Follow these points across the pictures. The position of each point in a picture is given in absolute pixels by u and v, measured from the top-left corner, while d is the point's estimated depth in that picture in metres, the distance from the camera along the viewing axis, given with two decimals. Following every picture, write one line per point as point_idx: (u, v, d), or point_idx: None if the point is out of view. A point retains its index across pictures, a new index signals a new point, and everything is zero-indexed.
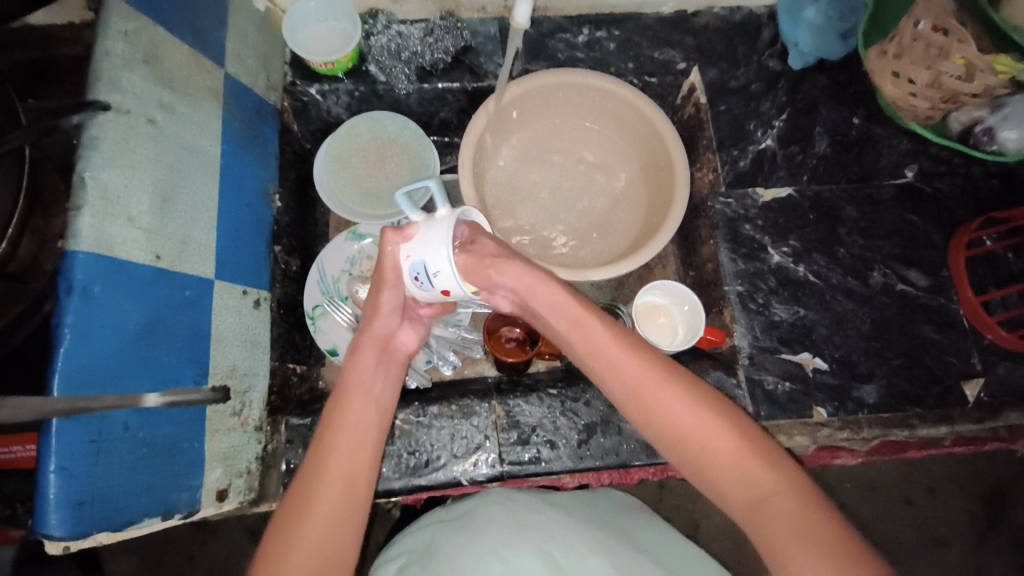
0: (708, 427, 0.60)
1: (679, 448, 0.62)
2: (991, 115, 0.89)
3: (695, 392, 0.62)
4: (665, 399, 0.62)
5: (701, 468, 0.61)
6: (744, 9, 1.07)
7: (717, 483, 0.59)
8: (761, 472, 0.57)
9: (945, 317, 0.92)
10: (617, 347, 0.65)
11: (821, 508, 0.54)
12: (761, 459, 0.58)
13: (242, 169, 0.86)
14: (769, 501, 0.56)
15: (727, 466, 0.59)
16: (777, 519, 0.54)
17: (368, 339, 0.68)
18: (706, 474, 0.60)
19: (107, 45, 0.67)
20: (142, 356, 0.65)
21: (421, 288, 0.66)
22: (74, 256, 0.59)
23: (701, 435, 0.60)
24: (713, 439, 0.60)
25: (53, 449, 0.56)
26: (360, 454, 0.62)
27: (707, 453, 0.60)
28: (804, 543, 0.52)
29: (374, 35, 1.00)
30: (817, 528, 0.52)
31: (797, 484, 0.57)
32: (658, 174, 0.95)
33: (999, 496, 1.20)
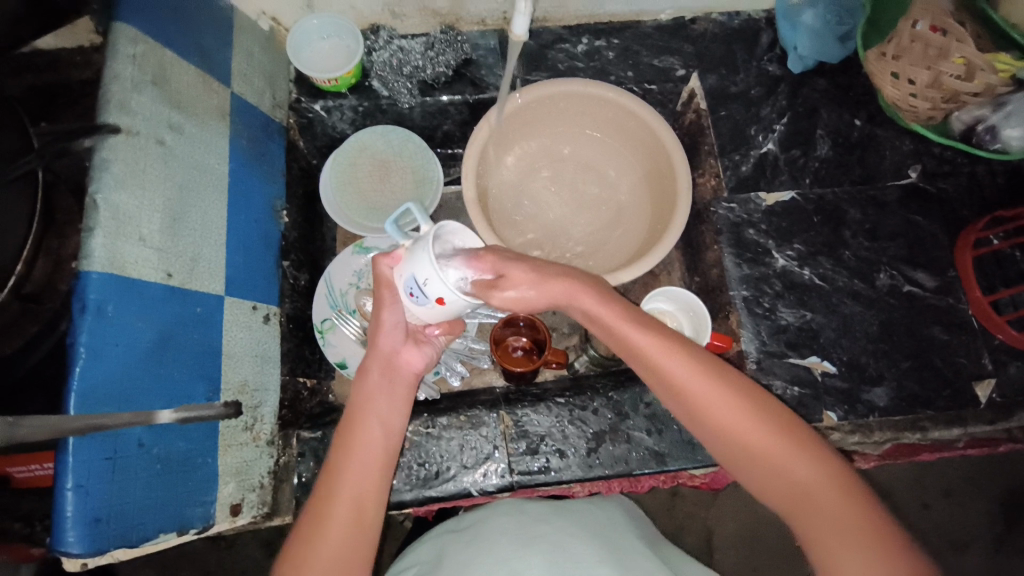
0: (747, 419, 0.61)
1: (715, 434, 0.63)
2: (993, 113, 0.87)
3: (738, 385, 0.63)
4: (707, 390, 0.62)
5: (742, 459, 0.62)
6: (742, 15, 1.07)
7: (752, 471, 0.61)
8: (802, 464, 0.58)
9: (954, 318, 0.91)
10: (661, 337, 0.65)
11: (858, 501, 0.56)
12: (799, 449, 0.59)
13: (250, 186, 0.88)
14: (805, 490, 0.57)
15: (764, 456, 0.60)
16: (813, 507, 0.56)
17: (373, 359, 0.68)
18: (740, 459, 0.61)
19: (116, 69, 0.68)
20: (155, 373, 0.66)
21: (418, 302, 0.64)
22: (88, 276, 0.60)
23: (742, 427, 0.61)
24: (751, 430, 0.61)
25: (69, 467, 0.57)
26: (366, 481, 0.63)
27: (744, 444, 0.61)
28: (839, 530, 0.54)
29: (376, 51, 1.01)
30: (851, 519, 0.54)
31: (834, 472, 0.58)
32: (661, 181, 0.96)
33: (1016, 497, 1.18)
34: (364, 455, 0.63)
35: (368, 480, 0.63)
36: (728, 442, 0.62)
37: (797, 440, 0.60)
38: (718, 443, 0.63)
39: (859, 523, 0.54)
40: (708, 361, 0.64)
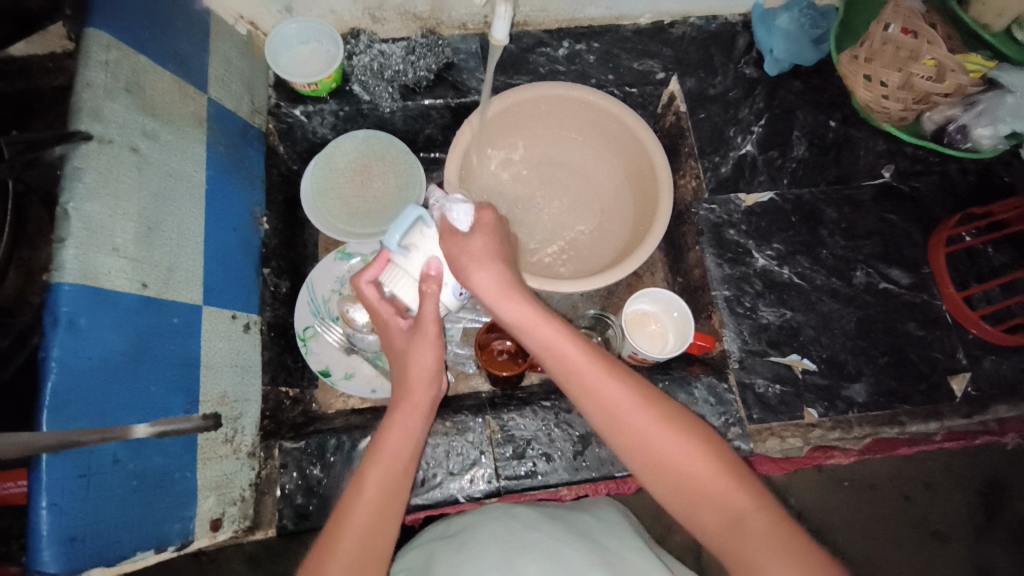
0: (681, 449, 0.59)
1: (650, 468, 0.60)
2: (964, 113, 0.93)
3: (669, 410, 0.61)
4: (639, 419, 0.61)
5: (672, 489, 0.59)
6: (719, 18, 1.09)
7: (688, 506, 0.58)
8: (735, 493, 0.56)
9: (930, 314, 0.94)
10: (597, 357, 0.64)
11: (790, 530, 0.54)
12: (733, 479, 0.57)
13: (228, 193, 0.86)
14: (742, 522, 0.55)
15: (701, 488, 0.57)
16: (749, 540, 0.53)
17: (413, 393, 0.68)
18: (675, 495, 0.59)
19: (88, 76, 0.67)
20: (131, 386, 0.65)
21: (449, 288, 0.71)
22: (59, 288, 0.59)
23: (674, 454, 0.59)
24: (685, 461, 0.59)
25: (42, 485, 0.55)
26: (394, 495, 0.62)
27: (677, 472, 0.59)
28: (778, 563, 0.51)
29: (356, 55, 1.00)
30: (788, 549, 0.52)
31: (769, 503, 0.56)
32: (642, 183, 0.97)
33: (994, 488, 1.21)
34: (392, 471, 0.63)
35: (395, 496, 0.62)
36: (663, 475, 0.59)
37: (731, 469, 0.58)
38: (653, 478, 0.60)
39: (798, 552, 0.52)
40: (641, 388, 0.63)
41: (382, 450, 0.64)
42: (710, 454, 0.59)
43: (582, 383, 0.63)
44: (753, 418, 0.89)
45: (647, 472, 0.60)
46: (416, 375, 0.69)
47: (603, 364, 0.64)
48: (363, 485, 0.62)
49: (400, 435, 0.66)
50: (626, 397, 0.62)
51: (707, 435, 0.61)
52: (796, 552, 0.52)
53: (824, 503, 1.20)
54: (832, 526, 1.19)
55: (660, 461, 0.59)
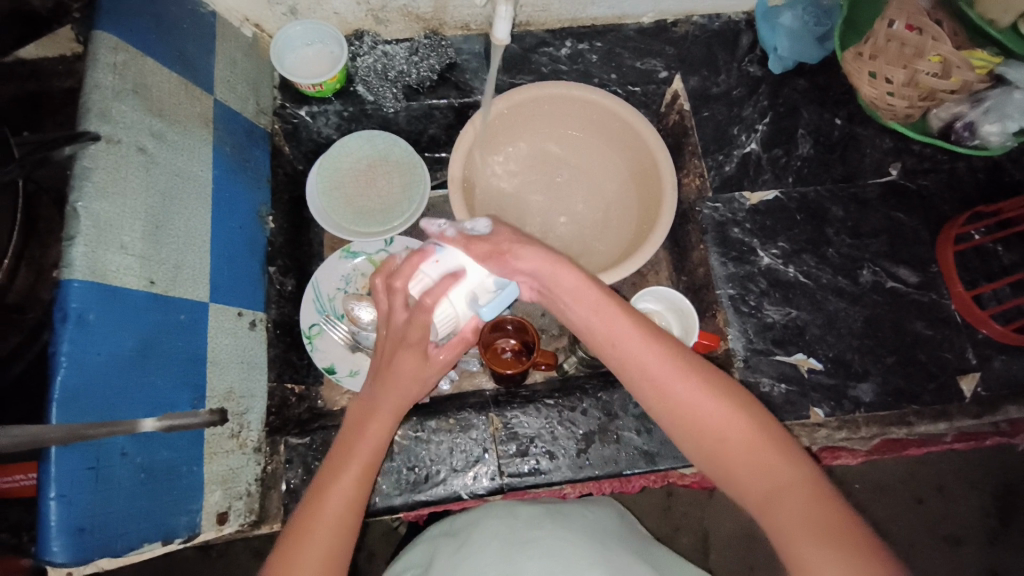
0: (727, 418, 0.59)
1: (691, 435, 0.61)
2: (971, 109, 0.92)
3: (714, 384, 0.61)
4: (683, 390, 0.61)
5: (714, 459, 0.60)
6: (723, 17, 1.08)
7: (729, 474, 0.58)
8: (781, 466, 0.57)
9: (938, 313, 0.93)
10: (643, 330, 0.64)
11: (834, 505, 0.54)
12: (776, 448, 0.58)
13: (234, 193, 0.88)
14: (784, 491, 0.55)
15: (743, 460, 0.58)
16: (791, 510, 0.54)
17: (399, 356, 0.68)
18: (717, 465, 0.59)
19: (97, 78, 0.68)
20: (138, 381, 0.66)
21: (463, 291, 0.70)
22: (69, 285, 0.60)
23: (719, 426, 0.59)
24: (725, 430, 0.59)
25: (52, 477, 0.56)
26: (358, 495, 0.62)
27: (719, 442, 0.59)
28: (815, 535, 0.51)
29: (360, 57, 1.01)
30: (830, 524, 0.52)
31: (811, 475, 0.56)
32: (646, 181, 0.97)
33: (1008, 490, 1.19)
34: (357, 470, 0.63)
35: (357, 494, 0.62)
36: (706, 445, 0.60)
37: (777, 443, 0.58)
38: (693, 446, 0.61)
39: (842, 521, 0.52)
40: (683, 358, 0.63)
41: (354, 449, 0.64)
42: (751, 421, 0.59)
43: (625, 354, 0.64)
44: None
45: (689, 440, 0.61)
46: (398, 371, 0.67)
47: (646, 334, 0.64)
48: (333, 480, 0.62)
49: (372, 437, 0.65)
50: (670, 368, 0.62)
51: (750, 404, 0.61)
52: (840, 536, 0.51)
53: None
54: None
55: (702, 431, 0.60)
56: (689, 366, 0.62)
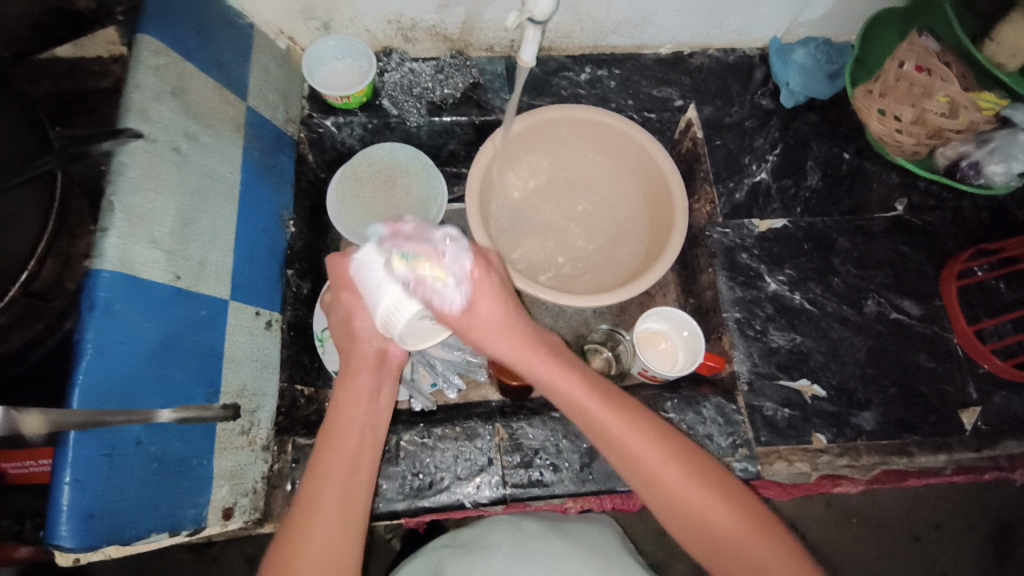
0: (706, 499, 0.62)
1: (673, 517, 0.63)
2: (977, 149, 0.95)
3: (692, 466, 0.64)
4: (665, 474, 0.63)
5: (698, 543, 0.62)
6: (737, 51, 1.12)
7: (686, 532, 0.63)
8: (763, 545, 0.60)
9: (940, 346, 0.94)
10: (623, 412, 0.65)
11: None
12: (758, 529, 0.61)
13: (259, 195, 0.90)
14: (766, 574, 0.58)
15: (704, 521, 0.61)
16: None
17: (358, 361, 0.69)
18: (680, 524, 0.62)
19: (139, 78, 0.71)
20: (157, 372, 0.67)
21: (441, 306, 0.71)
22: (99, 275, 0.62)
23: (702, 510, 0.62)
24: (679, 487, 0.62)
25: (68, 460, 0.57)
26: (349, 489, 0.64)
27: (704, 525, 0.61)
28: None
29: (388, 72, 1.06)
30: None
31: (791, 553, 0.60)
32: (658, 205, 0.99)
33: (1007, 532, 1.19)
34: (351, 447, 0.66)
35: (352, 488, 0.64)
36: (665, 506, 0.63)
37: (758, 525, 0.61)
38: (679, 528, 0.63)
39: None
40: (660, 437, 0.65)
41: (333, 440, 0.66)
42: (701, 479, 0.63)
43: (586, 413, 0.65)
44: (761, 440, 0.89)
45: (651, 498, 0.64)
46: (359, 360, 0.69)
47: (629, 418, 0.65)
48: (319, 477, 0.63)
49: (354, 411, 0.68)
50: (650, 452, 0.63)
51: (693, 455, 0.65)
52: None
53: (830, 539, 1.18)
54: (839, 562, 1.17)
55: (685, 513, 0.62)
56: (670, 449, 0.64)
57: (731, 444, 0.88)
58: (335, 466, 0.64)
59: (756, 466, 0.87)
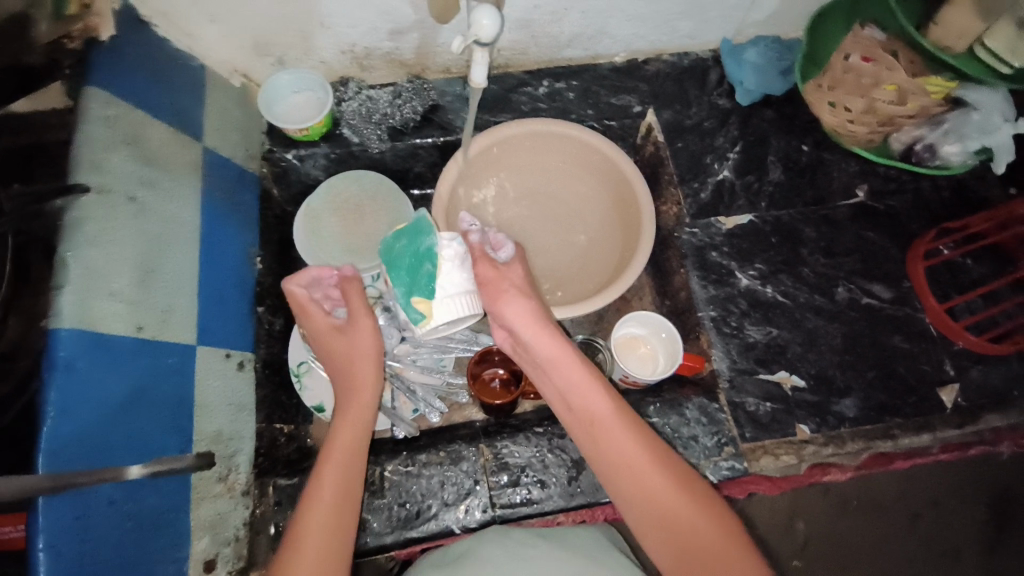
0: (680, 498, 0.64)
1: (643, 508, 0.65)
2: (930, 132, 0.97)
3: (672, 468, 0.67)
4: (641, 462, 0.66)
5: (665, 538, 0.63)
6: (691, 54, 1.14)
7: (649, 517, 0.64)
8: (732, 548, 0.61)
9: (914, 327, 0.95)
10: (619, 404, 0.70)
11: None
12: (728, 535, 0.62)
13: (223, 236, 0.89)
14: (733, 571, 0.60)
15: (684, 527, 0.63)
16: None
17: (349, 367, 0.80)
18: (645, 511, 0.65)
19: (87, 131, 0.71)
20: (126, 427, 0.66)
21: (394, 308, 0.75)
22: (57, 334, 0.61)
23: (675, 507, 0.64)
24: (650, 481, 0.65)
25: (40, 526, 0.56)
26: (348, 481, 0.70)
27: (675, 519, 0.63)
28: None
29: (346, 101, 1.05)
30: None
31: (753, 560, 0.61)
32: (625, 209, 1.00)
33: (1003, 502, 1.21)
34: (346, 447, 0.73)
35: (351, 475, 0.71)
36: (631, 491, 0.66)
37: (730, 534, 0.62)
38: (651, 519, 0.64)
39: None
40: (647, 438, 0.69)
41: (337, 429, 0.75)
42: (680, 481, 0.66)
43: (586, 402, 0.71)
44: (746, 436, 0.89)
45: (625, 498, 0.67)
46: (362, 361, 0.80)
47: (621, 413, 0.70)
48: (326, 460, 0.71)
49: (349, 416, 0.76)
50: (635, 449, 0.67)
51: (685, 468, 0.67)
52: None
53: (832, 526, 1.19)
54: (841, 547, 1.18)
55: (659, 505, 0.64)
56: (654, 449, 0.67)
57: (717, 444, 0.89)
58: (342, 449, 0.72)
59: (742, 464, 0.87)
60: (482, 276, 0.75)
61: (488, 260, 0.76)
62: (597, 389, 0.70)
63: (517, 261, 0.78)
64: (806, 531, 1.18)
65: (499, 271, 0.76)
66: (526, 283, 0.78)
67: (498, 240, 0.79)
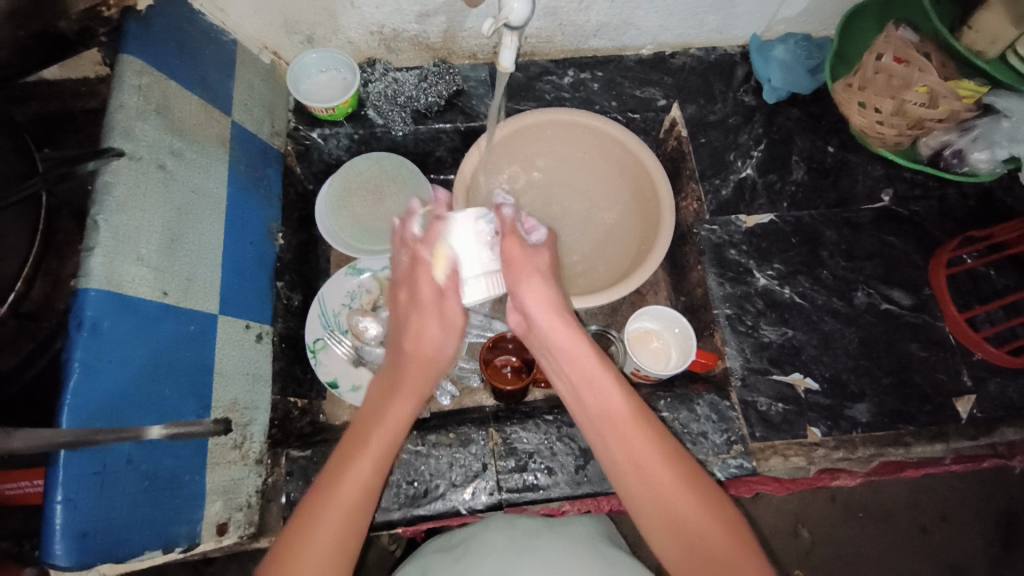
0: (690, 499, 0.63)
1: (651, 506, 0.65)
2: (960, 138, 0.95)
3: (686, 469, 0.66)
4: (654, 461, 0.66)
5: (672, 538, 0.63)
6: (718, 49, 1.13)
7: (658, 517, 0.64)
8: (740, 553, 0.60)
9: (932, 335, 0.94)
10: (636, 404, 0.69)
11: None
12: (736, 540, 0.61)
13: (246, 210, 0.90)
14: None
15: (692, 528, 0.62)
16: None
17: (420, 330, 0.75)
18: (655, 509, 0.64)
19: (122, 98, 0.72)
20: (147, 390, 0.67)
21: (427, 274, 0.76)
22: (85, 294, 0.62)
23: (684, 508, 0.63)
24: (660, 480, 0.65)
25: (59, 480, 0.57)
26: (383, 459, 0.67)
27: (683, 520, 0.63)
28: None
29: (372, 82, 1.06)
30: None
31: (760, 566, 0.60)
32: (645, 203, 1.00)
33: (1013, 520, 1.19)
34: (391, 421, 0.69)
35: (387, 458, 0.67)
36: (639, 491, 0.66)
37: (738, 538, 0.62)
38: (658, 518, 0.64)
39: None
40: (662, 439, 0.68)
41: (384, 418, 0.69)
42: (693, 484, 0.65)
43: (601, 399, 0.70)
44: (756, 436, 0.89)
45: (635, 494, 0.66)
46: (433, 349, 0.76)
47: (637, 414, 0.69)
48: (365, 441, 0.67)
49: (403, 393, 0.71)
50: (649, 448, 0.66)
51: (696, 470, 0.66)
52: None
53: (835, 534, 1.18)
54: (844, 556, 1.17)
55: (667, 506, 0.64)
56: (667, 449, 0.67)
57: (726, 441, 0.89)
58: (378, 442, 0.67)
59: (750, 463, 0.87)
60: (508, 252, 0.72)
61: (518, 238, 0.73)
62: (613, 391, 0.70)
63: (544, 247, 0.77)
64: (810, 538, 1.17)
65: (529, 253, 0.74)
66: (549, 268, 0.76)
67: (530, 223, 0.79)
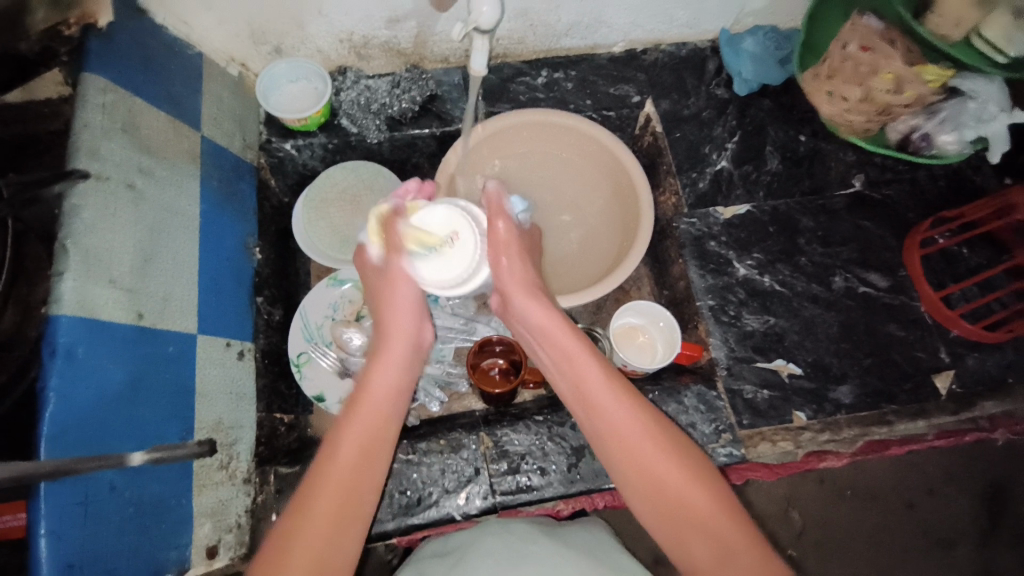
0: (683, 480, 0.63)
1: (644, 488, 0.64)
2: (926, 121, 0.97)
3: (676, 448, 0.65)
4: (642, 444, 0.65)
5: (665, 519, 0.63)
6: (688, 44, 1.14)
7: (648, 497, 0.64)
8: (735, 525, 0.60)
9: (909, 315, 0.96)
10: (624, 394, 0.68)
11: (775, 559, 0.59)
12: (732, 516, 0.61)
13: (221, 227, 0.89)
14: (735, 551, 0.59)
15: (687, 508, 0.62)
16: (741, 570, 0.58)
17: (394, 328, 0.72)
18: (653, 508, 0.64)
19: (86, 117, 0.70)
20: (126, 415, 0.66)
21: None
22: (57, 320, 0.61)
23: (677, 490, 0.63)
24: (650, 462, 0.64)
25: (42, 513, 0.56)
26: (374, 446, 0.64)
27: (674, 498, 0.63)
28: None
29: (344, 91, 1.05)
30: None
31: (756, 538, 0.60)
32: (623, 201, 1.00)
33: (999, 494, 1.22)
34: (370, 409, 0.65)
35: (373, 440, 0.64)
36: (638, 484, 0.65)
37: (733, 513, 0.62)
38: (649, 499, 0.64)
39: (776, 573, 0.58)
40: (646, 419, 0.67)
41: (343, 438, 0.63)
42: (694, 479, 0.63)
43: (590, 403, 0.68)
44: (744, 424, 0.90)
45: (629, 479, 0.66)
46: (393, 353, 0.70)
47: (620, 395, 0.68)
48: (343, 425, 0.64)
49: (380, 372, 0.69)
50: (637, 427, 0.66)
51: (685, 446, 0.67)
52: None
53: (828, 516, 1.19)
54: (837, 538, 1.19)
55: (660, 490, 0.63)
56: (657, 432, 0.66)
57: (715, 431, 0.90)
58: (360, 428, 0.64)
59: (740, 449, 0.89)
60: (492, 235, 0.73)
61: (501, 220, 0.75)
62: (605, 394, 0.68)
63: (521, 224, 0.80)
64: (803, 522, 1.19)
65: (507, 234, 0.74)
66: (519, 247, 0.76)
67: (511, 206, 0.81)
